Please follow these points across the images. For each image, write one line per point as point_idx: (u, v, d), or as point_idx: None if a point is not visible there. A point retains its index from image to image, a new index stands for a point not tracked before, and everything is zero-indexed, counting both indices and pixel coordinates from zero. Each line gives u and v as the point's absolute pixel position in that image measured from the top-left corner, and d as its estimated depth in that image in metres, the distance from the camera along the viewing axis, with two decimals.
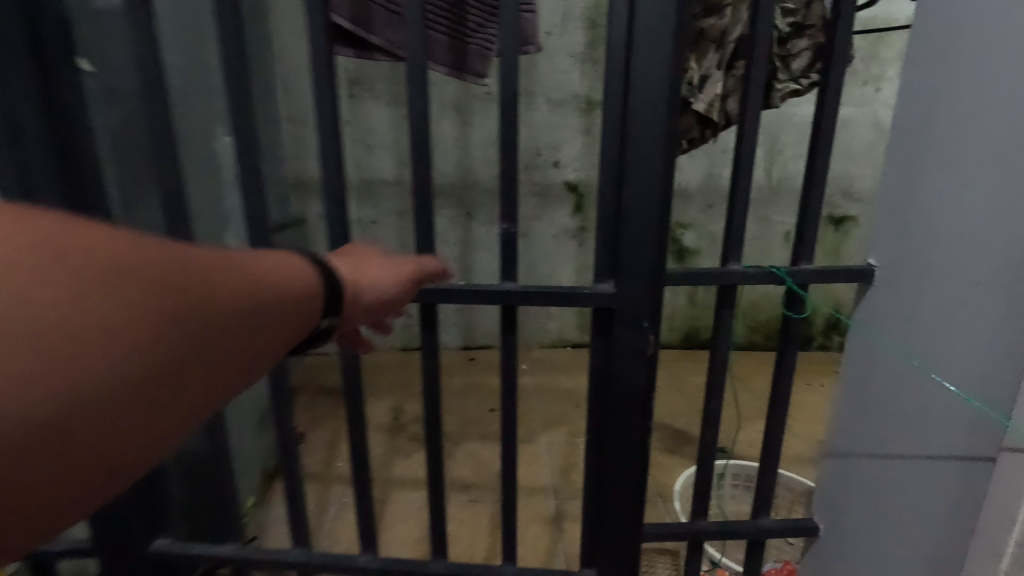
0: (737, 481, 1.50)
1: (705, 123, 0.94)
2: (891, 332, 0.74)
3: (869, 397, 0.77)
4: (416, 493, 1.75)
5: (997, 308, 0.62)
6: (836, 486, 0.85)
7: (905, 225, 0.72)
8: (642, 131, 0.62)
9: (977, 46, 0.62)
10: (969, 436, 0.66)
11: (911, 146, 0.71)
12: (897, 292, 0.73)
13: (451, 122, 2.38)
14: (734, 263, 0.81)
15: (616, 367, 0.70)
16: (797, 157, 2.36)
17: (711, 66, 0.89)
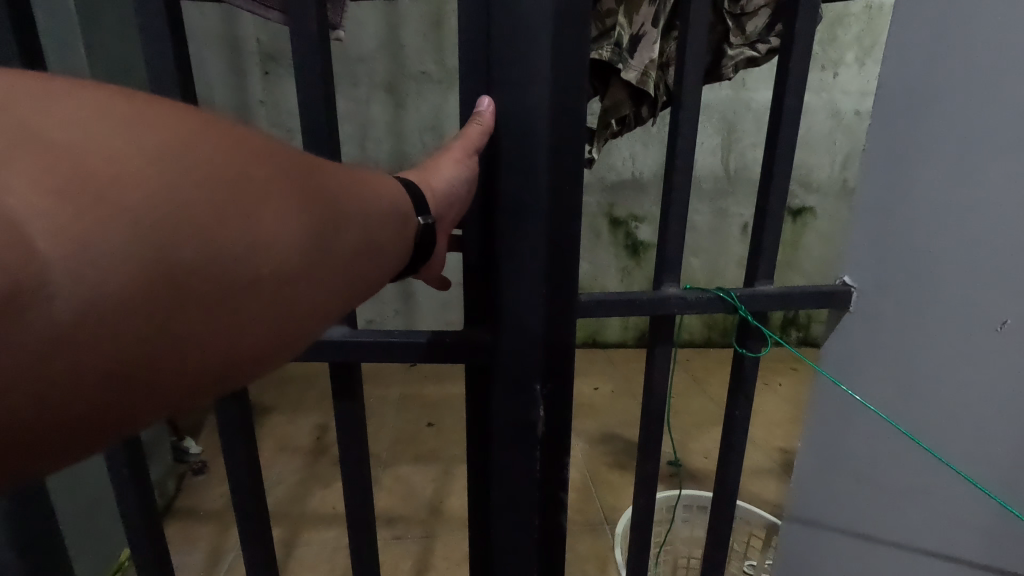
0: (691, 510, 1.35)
1: (638, 97, 0.73)
2: (870, 383, 0.72)
3: (850, 470, 0.76)
4: (332, 531, 1.53)
5: (997, 404, 0.61)
6: (819, 557, 0.83)
7: (885, 271, 0.69)
8: (540, 140, 0.55)
9: (958, 130, 0.60)
10: (982, 533, 0.65)
11: (884, 221, 0.68)
12: (884, 366, 0.71)
13: (379, 103, 2.11)
14: (671, 285, 0.63)
15: (497, 447, 0.64)
16: (755, 145, 2.22)
17: (645, 22, 0.68)
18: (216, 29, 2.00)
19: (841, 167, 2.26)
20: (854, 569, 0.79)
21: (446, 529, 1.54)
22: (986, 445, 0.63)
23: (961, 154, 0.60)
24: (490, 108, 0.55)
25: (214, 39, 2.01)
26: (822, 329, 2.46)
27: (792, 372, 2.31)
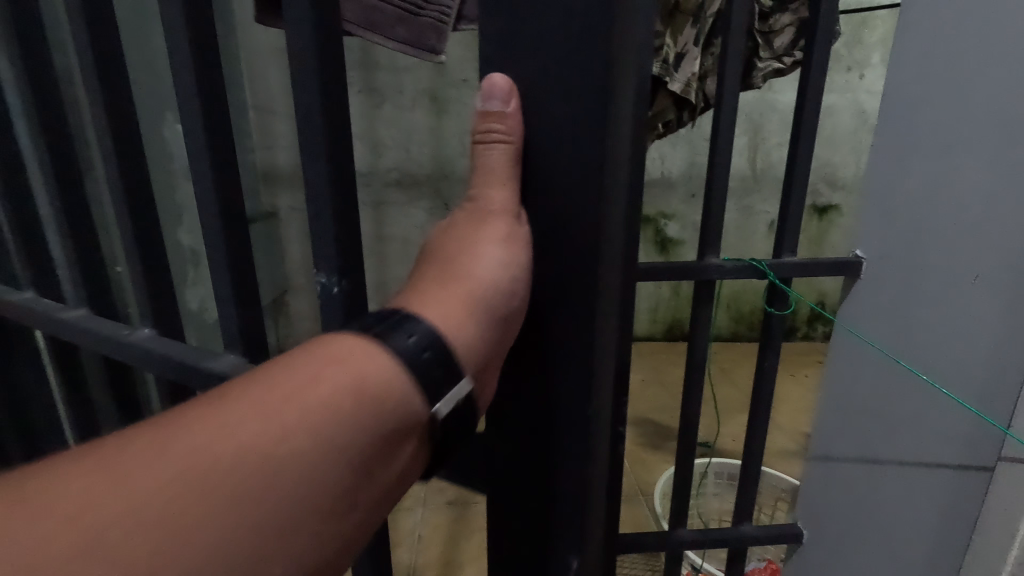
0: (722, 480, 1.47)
1: (681, 103, 0.86)
2: (884, 331, 0.72)
3: (843, 408, 0.77)
4: None
5: (994, 343, 0.66)
6: (817, 502, 0.83)
7: (897, 216, 0.68)
8: None
9: (981, 88, 0.61)
10: (963, 446, 0.71)
11: (893, 165, 0.67)
12: (892, 319, 0.71)
13: (424, 110, 2.27)
14: (712, 256, 0.75)
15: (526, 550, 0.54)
16: (780, 145, 2.32)
17: (688, 42, 0.82)
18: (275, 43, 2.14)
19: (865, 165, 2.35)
20: (851, 510, 0.81)
21: None
22: (988, 376, 0.67)
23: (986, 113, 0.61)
24: (513, 99, 0.41)
25: (274, 53, 2.15)
26: None
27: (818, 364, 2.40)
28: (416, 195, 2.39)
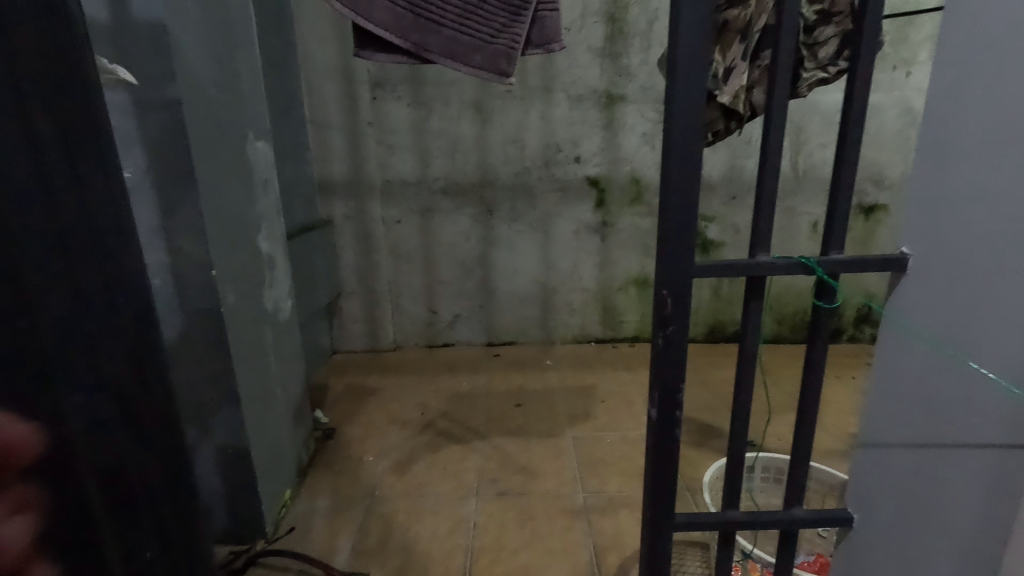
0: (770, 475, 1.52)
1: (729, 114, 0.92)
2: (931, 320, 0.77)
3: (887, 391, 0.82)
4: (444, 486, 1.74)
5: None
6: (867, 486, 0.88)
7: (943, 213, 0.73)
8: (668, 151, 0.74)
9: (1015, 85, 0.65)
10: (1004, 425, 0.74)
11: (938, 166, 0.72)
12: (939, 308, 0.76)
13: (470, 120, 2.36)
14: (763, 255, 0.81)
15: None
16: (823, 146, 2.32)
17: (735, 57, 0.88)
18: (332, 61, 2.24)
19: None
20: (905, 492, 0.84)
21: (540, 488, 1.73)
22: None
23: (1023, 108, 0.65)
24: None
25: (332, 72, 2.25)
26: None
27: (865, 366, 2.38)
28: (461, 202, 2.47)
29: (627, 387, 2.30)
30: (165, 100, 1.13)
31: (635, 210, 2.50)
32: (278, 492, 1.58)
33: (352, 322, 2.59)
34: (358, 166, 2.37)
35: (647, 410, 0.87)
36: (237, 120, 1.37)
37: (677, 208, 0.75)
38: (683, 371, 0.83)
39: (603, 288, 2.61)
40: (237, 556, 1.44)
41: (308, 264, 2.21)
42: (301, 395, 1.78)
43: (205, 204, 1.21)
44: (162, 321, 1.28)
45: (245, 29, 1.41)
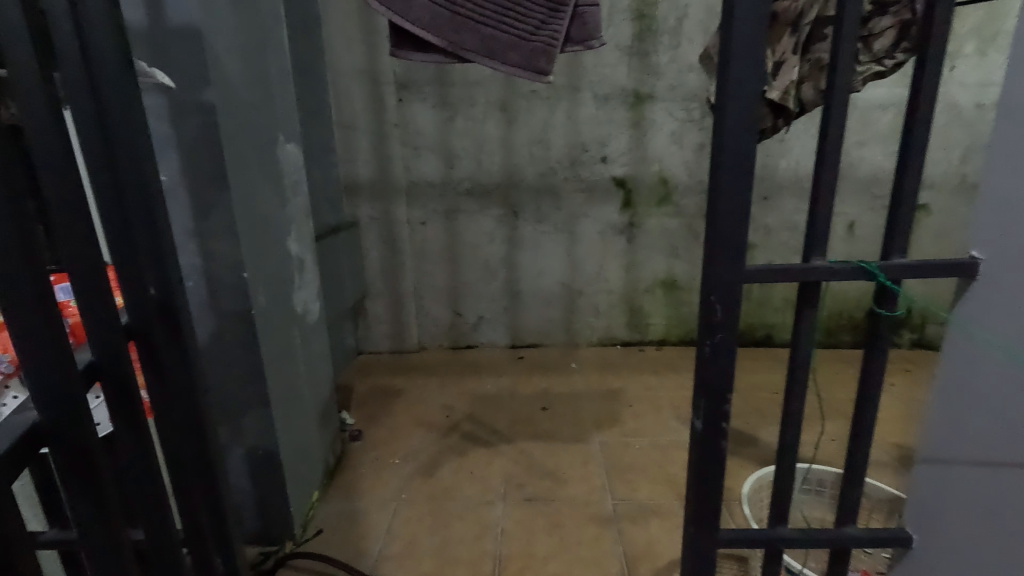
0: (819, 490, 1.47)
1: (778, 109, 0.87)
2: (1001, 326, 0.76)
3: (949, 400, 0.84)
4: (471, 490, 1.72)
5: None
6: (934, 492, 0.88)
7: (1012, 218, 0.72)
8: None
9: None
10: None
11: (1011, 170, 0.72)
12: (1009, 314, 0.75)
13: (495, 121, 2.34)
14: (818, 258, 0.80)
15: None
16: (861, 144, 2.23)
17: (786, 51, 0.84)
18: (358, 63, 2.24)
19: (959, 162, 2.22)
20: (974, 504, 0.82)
21: (568, 494, 1.70)
22: None
23: None
24: None
25: (358, 74, 2.25)
26: (938, 331, 2.44)
27: (906, 373, 2.27)
28: (486, 203, 2.45)
29: (655, 392, 2.25)
30: (200, 104, 1.14)
31: (662, 211, 2.45)
32: (306, 494, 1.58)
33: (378, 323, 2.60)
34: (384, 167, 2.37)
35: (692, 421, 0.87)
36: (267, 123, 1.37)
37: (727, 214, 0.77)
38: (731, 380, 0.83)
39: (630, 290, 2.57)
40: (266, 557, 1.44)
41: (334, 266, 2.21)
42: (329, 396, 1.78)
43: (238, 208, 1.22)
44: (195, 323, 1.29)
45: (276, 33, 1.42)
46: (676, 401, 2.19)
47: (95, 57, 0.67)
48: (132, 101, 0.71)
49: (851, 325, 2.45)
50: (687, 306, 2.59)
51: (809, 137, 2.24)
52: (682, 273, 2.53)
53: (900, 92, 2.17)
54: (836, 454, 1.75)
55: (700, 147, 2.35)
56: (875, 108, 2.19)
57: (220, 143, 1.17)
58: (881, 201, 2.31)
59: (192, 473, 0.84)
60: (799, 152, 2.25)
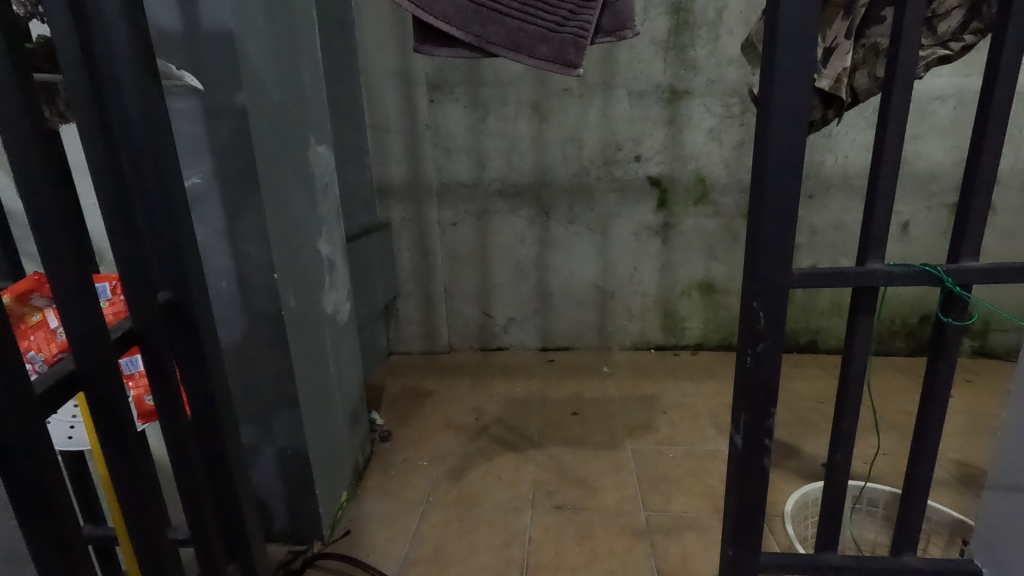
0: (872, 509, 1.38)
1: (829, 100, 0.81)
2: None
3: None
4: (499, 496, 1.69)
5: None
6: (1012, 508, 0.84)
7: None
8: None
9: None
10: None
11: None
12: None
13: (527, 120, 2.31)
14: (874, 262, 0.74)
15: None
16: (917, 137, 2.09)
17: (838, 36, 0.77)
18: (391, 66, 2.25)
19: None
20: None
21: (598, 504, 1.64)
22: None
23: None
24: None
25: (391, 77, 2.26)
26: (1003, 339, 2.26)
27: (968, 385, 2.11)
28: (518, 203, 2.42)
29: (691, 399, 2.17)
30: (233, 108, 1.15)
31: (699, 210, 2.36)
32: (335, 494, 1.58)
33: (409, 324, 2.60)
34: (415, 168, 2.37)
35: (731, 436, 0.82)
36: (299, 125, 1.38)
37: (774, 213, 0.71)
38: (776, 392, 0.77)
39: (665, 293, 2.48)
40: (294, 557, 1.45)
41: (366, 267, 2.22)
42: (359, 397, 1.78)
43: (269, 209, 1.23)
44: (228, 323, 1.31)
45: (308, 36, 1.42)
46: (713, 409, 2.10)
47: (104, 57, 0.64)
48: (150, 104, 0.69)
49: (905, 331, 2.30)
50: (725, 310, 2.49)
51: (859, 131, 2.11)
52: (720, 275, 2.44)
53: (961, 81, 2.02)
54: (889, 470, 1.63)
55: (741, 144, 2.25)
56: (933, 100, 2.04)
57: (250, 145, 1.17)
58: (939, 199, 2.16)
59: (218, 478, 0.84)
60: (848, 147, 2.12)
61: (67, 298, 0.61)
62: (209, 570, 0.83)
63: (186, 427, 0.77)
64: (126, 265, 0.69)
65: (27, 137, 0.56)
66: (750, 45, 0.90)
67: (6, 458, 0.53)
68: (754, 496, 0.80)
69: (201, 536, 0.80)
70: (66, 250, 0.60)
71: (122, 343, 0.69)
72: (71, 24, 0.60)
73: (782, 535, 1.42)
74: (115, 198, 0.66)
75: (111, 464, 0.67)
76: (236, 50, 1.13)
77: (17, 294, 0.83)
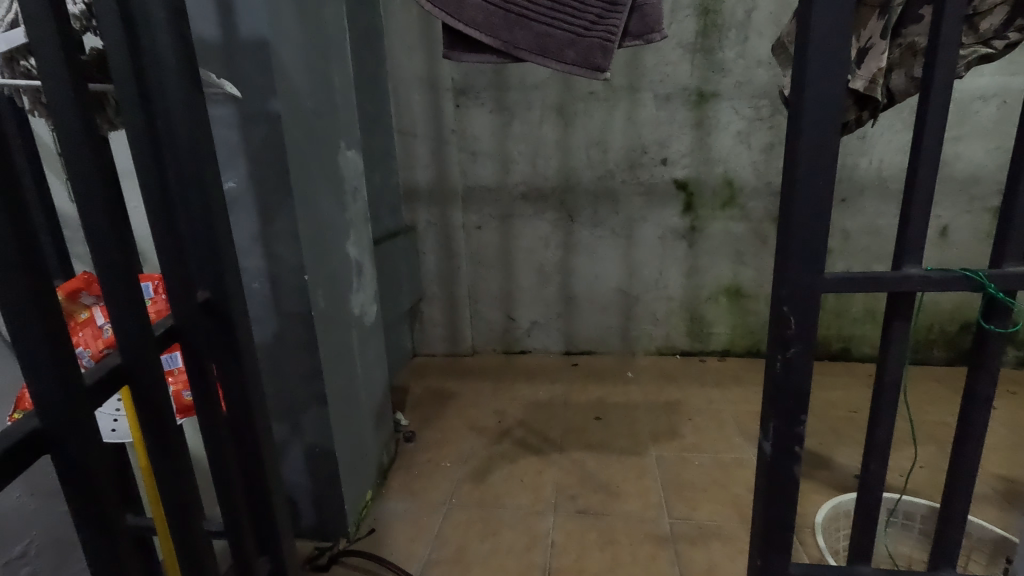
0: (908, 522, 1.33)
1: (863, 101, 0.80)
2: None
3: None
4: (521, 499, 1.69)
5: None
6: None
7: None
8: None
9: None
10: None
11: None
12: None
13: (552, 124, 2.31)
14: (911, 266, 0.72)
15: None
16: (958, 139, 2.01)
17: (873, 35, 0.76)
18: (419, 72, 2.28)
19: None
20: None
21: (621, 509, 1.63)
22: None
23: None
24: None
25: (418, 83, 2.30)
26: None
27: (1012, 396, 2.02)
28: (542, 207, 2.43)
29: (717, 406, 2.14)
30: (268, 114, 1.19)
31: (727, 214, 2.32)
32: (360, 493, 1.61)
33: (433, 326, 2.63)
34: (441, 172, 2.40)
35: (760, 443, 0.80)
36: (329, 130, 1.41)
37: (805, 215, 0.70)
38: (806, 399, 0.76)
39: (691, 297, 2.45)
40: (321, 553, 1.48)
41: (392, 270, 2.26)
42: (384, 398, 1.81)
43: (300, 212, 1.26)
44: (261, 322, 1.35)
45: (339, 44, 1.46)
46: (740, 416, 2.06)
47: (152, 67, 0.68)
48: (193, 112, 0.72)
49: (944, 340, 2.21)
50: (753, 316, 2.44)
51: (895, 133, 2.05)
52: (748, 280, 2.39)
53: (1006, 80, 1.94)
54: (926, 483, 1.58)
55: (770, 147, 2.21)
56: (974, 100, 1.97)
57: (284, 150, 1.21)
58: (981, 202, 2.08)
59: (250, 473, 0.87)
60: (883, 150, 2.06)
61: (115, 295, 0.64)
62: (241, 562, 0.85)
63: (221, 422, 0.80)
64: (168, 265, 0.72)
65: (81, 144, 0.59)
66: (781, 46, 0.89)
67: (57, 444, 0.56)
68: (782, 504, 0.79)
69: (234, 529, 0.83)
70: (115, 252, 0.63)
71: (165, 339, 0.72)
72: (122, 36, 0.63)
73: (812, 547, 1.38)
74: (159, 202, 0.70)
75: (153, 455, 0.70)
76: (272, 59, 1.16)
77: (68, 292, 0.88)
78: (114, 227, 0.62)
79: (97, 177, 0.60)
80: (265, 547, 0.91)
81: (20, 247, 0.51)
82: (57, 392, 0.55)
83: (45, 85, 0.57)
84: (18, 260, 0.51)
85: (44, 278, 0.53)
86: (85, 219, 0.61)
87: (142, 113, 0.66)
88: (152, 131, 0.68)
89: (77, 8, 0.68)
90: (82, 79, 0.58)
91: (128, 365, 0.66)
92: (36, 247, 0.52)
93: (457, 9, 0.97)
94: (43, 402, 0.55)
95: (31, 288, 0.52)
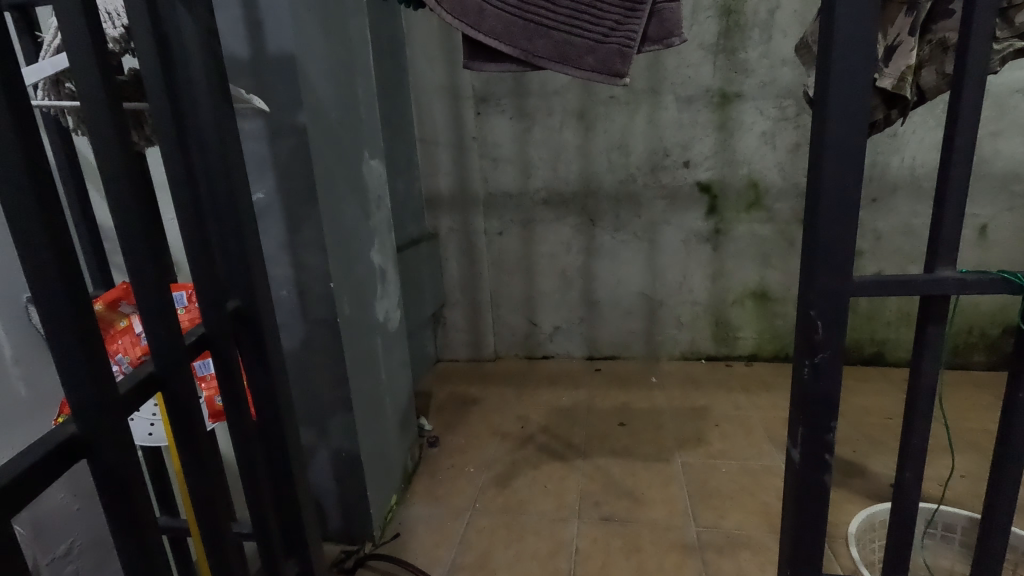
0: (947, 533, 1.28)
1: (891, 101, 0.78)
2: None
3: None
4: (544, 505, 1.69)
5: None
6: None
7: None
8: None
9: None
10: None
11: None
12: None
13: (573, 129, 2.31)
14: (945, 269, 0.70)
15: None
16: (997, 135, 1.94)
17: (901, 33, 0.74)
18: (440, 80, 2.31)
19: None
20: None
21: (647, 517, 1.61)
22: None
23: None
24: None
25: (440, 92, 2.33)
26: None
27: None
28: (563, 212, 2.42)
29: (745, 412, 2.09)
30: (294, 126, 1.23)
31: (752, 216, 2.28)
32: (384, 497, 1.62)
33: (455, 332, 2.65)
34: (463, 179, 2.42)
35: (789, 450, 0.78)
36: (354, 139, 1.44)
37: (831, 219, 0.68)
38: (835, 405, 0.74)
39: (716, 301, 2.41)
40: (347, 556, 1.50)
41: (415, 276, 2.29)
42: (408, 403, 1.83)
43: (326, 221, 1.29)
44: (288, 328, 1.38)
45: (362, 56, 1.49)
46: (769, 423, 2.01)
47: (184, 85, 0.70)
48: (223, 127, 0.75)
49: (985, 344, 2.12)
50: (780, 320, 2.39)
51: (929, 130, 1.98)
52: (776, 284, 2.34)
53: None
54: (967, 493, 1.51)
55: (796, 147, 2.17)
56: (1012, 94, 1.90)
57: (309, 161, 1.24)
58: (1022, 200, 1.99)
59: (279, 476, 0.89)
60: (915, 148, 2.00)
61: (149, 304, 0.66)
62: (270, 563, 0.87)
63: (250, 428, 0.82)
64: (200, 275, 0.74)
65: (117, 162, 0.61)
66: (805, 46, 0.88)
67: (95, 449, 0.58)
68: (812, 513, 0.77)
69: (263, 531, 0.85)
70: (149, 263, 0.65)
71: (197, 347, 0.75)
72: (156, 56, 0.66)
73: (845, 558, 1.34)
74: (190, 215, 0.72)
75: (184, 459, 0.72)
76: (297, 73, 1.20)
77: (109, 301, 0.92)
78: (148, 240, 0.65)
79: (132, 191, 0.63)
80: (293, 548, 0.93)
81: (60, 262, 0.53)
82: (94, 399, 0.57)
83: (83, 104, 0.60)
84: (58, 274, 0.53)
85: (82, 290, 0.55)
86: (121, 232, 0.64)
87: (175, 129, 0.69)
88: (184, 146, 0.70)
89: (117, 32, 0.72)
90: (117, 99, 0.61)
91: (160, 373, 0.68)
92: (76, 261, 0.55)
93: (477, 19, 0.98)
94: (82, 408, 0.57)
95: (70, 300, 0.54)
